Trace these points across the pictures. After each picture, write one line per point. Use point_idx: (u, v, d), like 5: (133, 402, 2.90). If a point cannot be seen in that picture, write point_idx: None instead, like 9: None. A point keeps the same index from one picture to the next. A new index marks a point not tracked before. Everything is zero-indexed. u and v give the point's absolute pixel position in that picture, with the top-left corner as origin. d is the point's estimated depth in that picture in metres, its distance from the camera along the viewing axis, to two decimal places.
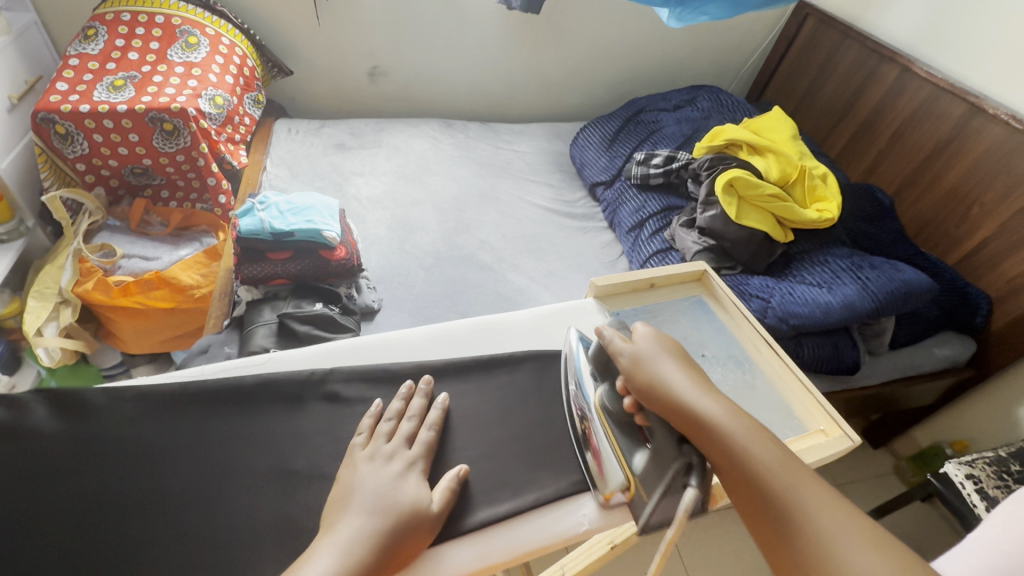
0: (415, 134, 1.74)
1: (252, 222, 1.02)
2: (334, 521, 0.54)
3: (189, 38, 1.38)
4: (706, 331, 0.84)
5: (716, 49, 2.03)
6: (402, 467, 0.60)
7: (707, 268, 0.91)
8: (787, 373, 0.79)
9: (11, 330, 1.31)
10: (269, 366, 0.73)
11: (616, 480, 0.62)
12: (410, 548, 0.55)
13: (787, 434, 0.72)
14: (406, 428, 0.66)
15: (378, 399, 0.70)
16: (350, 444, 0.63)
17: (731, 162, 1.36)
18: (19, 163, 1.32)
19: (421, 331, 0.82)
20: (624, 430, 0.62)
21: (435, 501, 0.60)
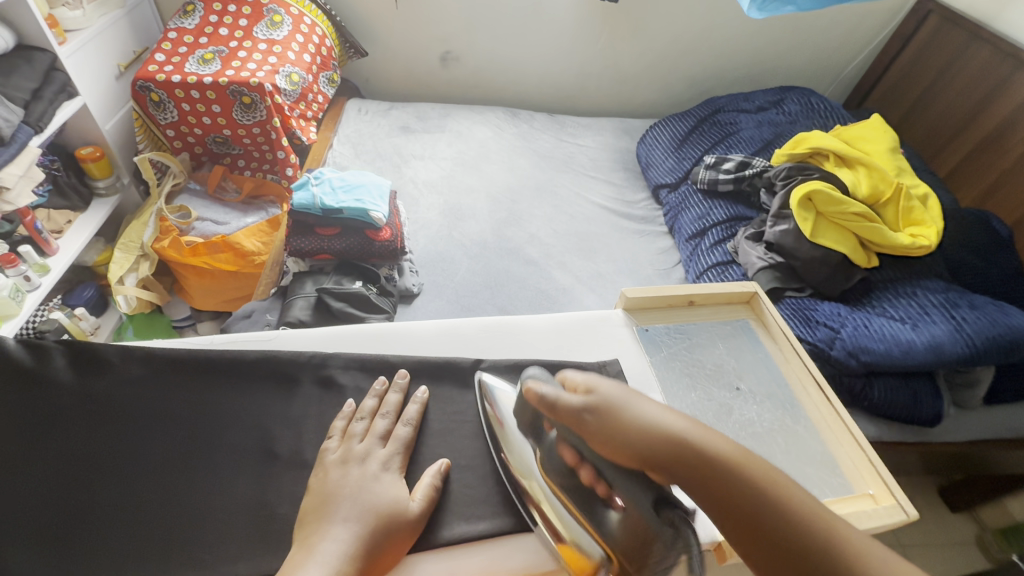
0: (480, 121, 1.73)
1: (305, 196, 1.05)
2: (320, 527, 0.55)
3: (274, 16, 1.45)
4: (746, 361, 0.77)
5: (814, 47, 1.84)
6: (379, 469, 0.62)
7: (758, 290, 0.81)
8: (836, 422, 0.70)
9: (103, 276, 1.46)
10: (274, 343, 0.75)
11: (592, 554, 0.55)
12: (389, 549, 0.56)
13: (827, 490, 0.64)
14: (380, 426, 0.66)
15: (348, 402, 0.69)
16: (322, 448, 0.64)
17: (813, 173, 1.23)
18: (122, 126, 1.46)
19: (430, 324, 0.80)
20: (577, 497, 0.57)
21: (416, 500, 0.61)
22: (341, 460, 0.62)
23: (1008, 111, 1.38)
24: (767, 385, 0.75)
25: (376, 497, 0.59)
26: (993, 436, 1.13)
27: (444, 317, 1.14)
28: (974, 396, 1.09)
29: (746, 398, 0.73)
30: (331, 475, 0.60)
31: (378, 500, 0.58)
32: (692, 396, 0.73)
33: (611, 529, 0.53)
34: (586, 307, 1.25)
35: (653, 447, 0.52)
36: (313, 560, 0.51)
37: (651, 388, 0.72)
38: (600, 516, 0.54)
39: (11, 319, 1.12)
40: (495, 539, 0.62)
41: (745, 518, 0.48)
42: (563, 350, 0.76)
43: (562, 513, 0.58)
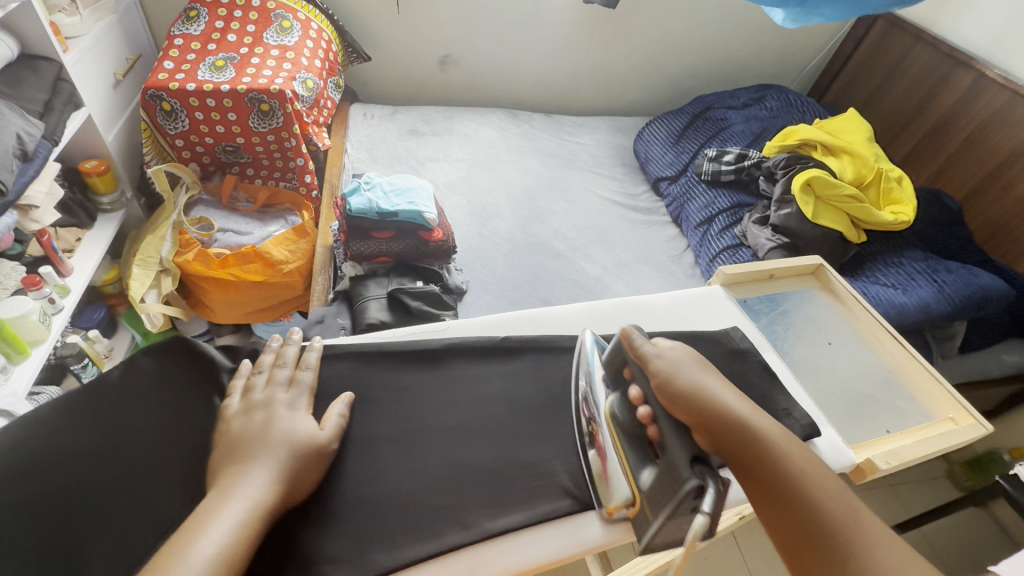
0: (484, 122, 1.78)
1: (361, 202, 1.06)
2: (234, 467, 0.52)
3: (283, 22, 1.42)
4: (829, 324, 0.81)
5: (779, 47, 2.03)
6: (286, 409, 0.59)
7: (823, 261, 0.85)
8: (914, 365, 0.75)
9: (109, 296, 1.39)
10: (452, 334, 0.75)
11: (621, 495, 0.57)
12: (301, 475, 0.55)
13: (917, 420, 0.71)
14: (284, 373, 0.63)
15: (245, 361, 0.65)
16: (221, 405, 0.58)
17: (808, 162, 1.38)
18: (122, 137, 1.39)
19: (573, 307, 0.79)
20: (633, 444, 0.57)
21: (328, 433, 0.59)
22: (245, 409, 0.58)
23: (952, 102, 1.60)
24: (853, 347, 0.79)
25: (294, 432, 0.56)
26: (967, 380, 1.33)
27: (494, 311, 1.19)
28: (952, 347, 1.27)
29: (842, 351, 0.78)
30: (235, 423, 0.56)
31: (291, 434, 0.56)
32: (794, 351, 0.76)
33: (646, 478, 0.55)
34: (618, 294, 1.34)
35: (706, 408, 0.54)
36: (233, 500, 0.49)
37: (769, 348, 0.73)
38: (639, 464, 0.56)
39: (39, 344, 1.06)
40: (584, 514, 0.61)
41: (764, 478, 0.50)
42: (688, 322, 0.75)
43: (616, 478, 0.58)
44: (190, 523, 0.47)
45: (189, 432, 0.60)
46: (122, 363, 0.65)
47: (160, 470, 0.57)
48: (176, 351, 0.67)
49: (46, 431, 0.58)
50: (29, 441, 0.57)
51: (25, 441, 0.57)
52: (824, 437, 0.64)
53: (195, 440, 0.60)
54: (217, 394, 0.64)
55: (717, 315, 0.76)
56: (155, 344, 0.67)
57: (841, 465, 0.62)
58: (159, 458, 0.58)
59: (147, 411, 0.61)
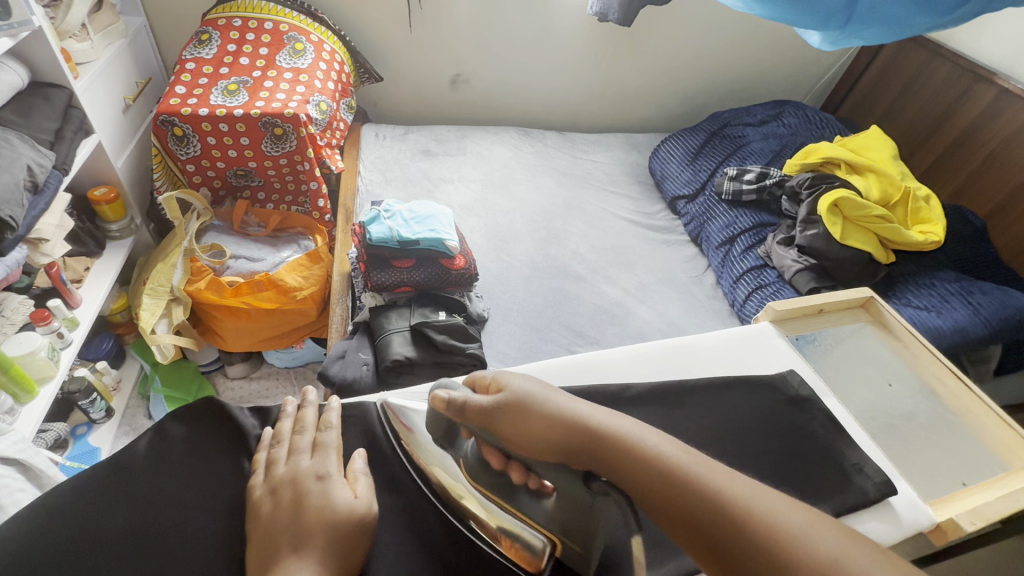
0: (496, 141, 1.76)
1: (381, 230, 1.03)
2: (277, 562, 0.49)
3: (296, 44, 1.40)
4: (878, 362, 0.77)
5: (791, 62, 2.02)
6: (317, 478, 0.56)
7: (873, 293, 0.81)
8: (977, 405, 0.71)
9: (117, 325, 1.34)
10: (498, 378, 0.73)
11: (534, 542, 0.55)
12: (349, 555, 0.52)
13: (990, 468, 0.66)
14: (305, 440, 0.61)
15: (266, 430, 0.63)
16: (247, 484, 0.57)
17: (834, 182, 1.35)
18: (132, 162, 1.36)
19: (618, 350, 0.71)
20: (507, 492, 0.56)
21: (361, 495, 0.56)
22: (272, 487, 0.56)
23: (972, 117, 1.58)
24: (906, 384, 0.75)
25: (331, 507, 0.53)
26: (1002, 403, 1.29)
27: (517, 339, 1.16)
28: (988, 369, 1.23)
29: (903, 393, 0.74)
30: (265, 506, 0.55)
31: (328, 510, 0.53)
32: (852, 398, 0.73)
33: (545, 510, 0.54)
34: (642, 318, 1.30)
35: (563, 432, 0.54)
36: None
37: (828, 393, 0.69)
38: (530, 505, 0.55)
39: (48, 381, 1.02)
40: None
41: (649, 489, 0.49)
42: (743, 365, 0.71)
43: (520, 528, 0.55)
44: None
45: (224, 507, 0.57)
46: (152, 431, 0.61)
47: (197, 551, 0.53)
48: (209, 414, 0.64)
49: (73, 508, 0.54)
50: (49, 525, 0.53)
51: (53, 517, 0.54)
52: (899, 494, 0.61)
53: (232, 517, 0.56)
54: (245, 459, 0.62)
55: (770, 357, 0.73)
56: (185, 407, 0.64)
57: (921, 525, 0.59)
58: (194, 538, 0.54)
59: (180, 483, 0.58)
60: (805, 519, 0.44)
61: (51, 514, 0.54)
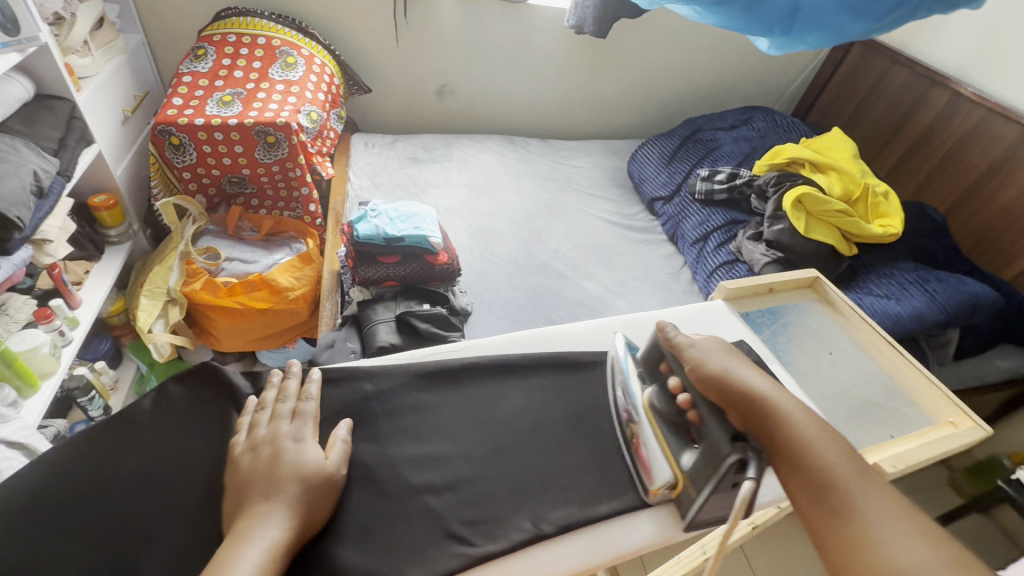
0: (481, 148, 1.84)
1: (368, 228, 1.10)
2: (247, 507, 0.53)
3: (287, 58, 1.48)
4: (826, 332, 0.83)
5: (763, 71, 2.12)
6: (291, 440, 0.59)
7: (818, 274, 0.88)
8: (910, 370, 0.77)
9: (114, 327, 1.38)
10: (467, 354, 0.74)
11: (662, 478, 0.61)
12: (314, 506, 0.55)
13: (919, 424, 0.72)
14: (287, 407, 0.63)
15: (252, 397, 0.65)
16: (230, 443, 0.60)
17: (797, 180, 1.43)
18: (130, 171, 1.42)
19: (580, 325, 0.82)
20: (672, 429, 0.62)
21: (334, 460, 0.60)
22: (252, 445, 0.59)
23: (930, 119, 1.67)
24: (844, 349, 0.81)
25: (301, 465, 0.57)
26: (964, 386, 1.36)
27: (500, 331, 1.21)
28: (946, 354, 1.31)
29: (844, 360, 0.80)
30: (244, 460, 0.57)
31: (300, 467, 0.57)
32: (798, 363, 0.78)
33: (687, 458, 0.60)
34: (620, 312, 1.36)
35: (730, 388, 0.58)
36: (252, 543, 0.50)
37: (774, 359, 0.75)
38: (681, 447, 0.61)
39: (49, 377, 1.07)
40: (625, 517, 0.63)
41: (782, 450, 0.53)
42: (694, 334, 0.77)
43: (656, 458, 0.62)
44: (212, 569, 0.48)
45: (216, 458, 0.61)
46: (155, 391, 0.66)
47: (192, 491, 0.58)
48: (204, 376, 0.68)
49: (80, 459, 0.59)
50: (63, 473, 0.58)
51: (65, 465, 0.59)
52: None
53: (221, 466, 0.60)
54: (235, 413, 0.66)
55: (721, 329, 0.78)
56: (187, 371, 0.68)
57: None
58: (184, 486, 0.58)
59: (178, 437, 0.63)
60: (905, 528, 0.45)
61: (63, 462, 0.59)
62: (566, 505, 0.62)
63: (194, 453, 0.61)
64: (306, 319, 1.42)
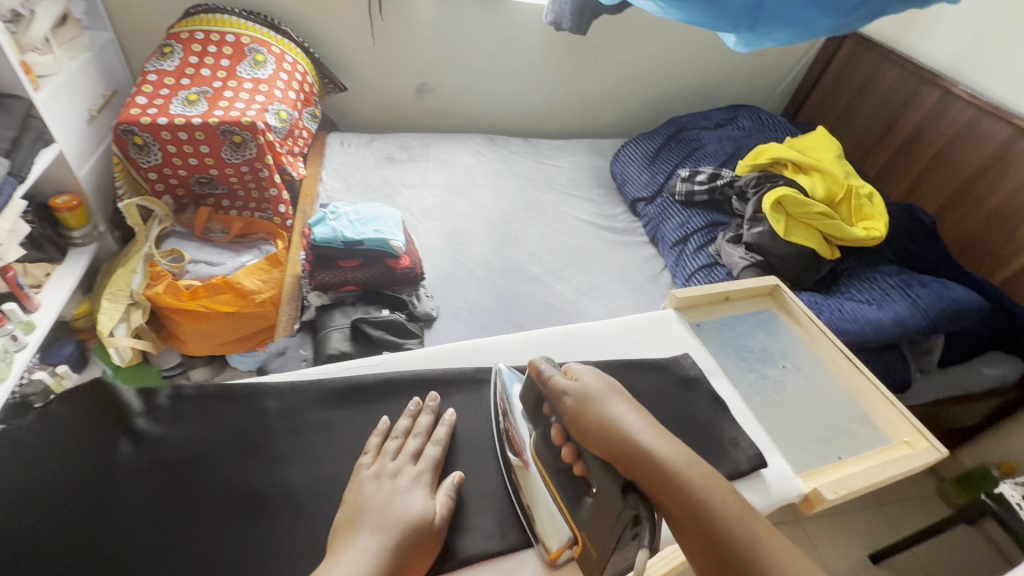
0: (461, 148, 1.80)
1: (326, 231, 1.06)
2: (350, 538, 0.55)
3: (256, 55, 1.45)
4: (783, 345, 0.79)
5: (752, 68, 2.06)
6: (409, 483, 0.61)
7: (779, 282, 0.84)
8: (865, 385, 0.74)
9: (81, 330, 1.37)
10: (386, 368, 0.75)
11: (562, 535, 0.61)
12: (414, 555, 0.56)
13: (873, 443, 0.69)
14: (412, 445, 0.66)
15: (381, 420, 0.68)
16: (356, 463, 0.64)
17: (778, 181, 1.39)
18: (96, 171, 1.39)
19: (517, 336, 0.80)
20: (563, 479, 0.60)
21: (438, 512, 0.60)
22: (377, 472, 0.62)
23: (920, 118, 1.62)
24: (799, 361, 0.78)
25: (403, 509, 0.58)
26: (949, 395, 1.31)
27: (466, 337, 1.18)
28: (931, 361, 1.26)
29: (797, 375, 0.76)
30: (364, 487, 0.60)
31: (404, 512, 0.58)
32: (748, 378, 0.75)
33: (582, 511, 0.57)
34: (593, 317, 1.33)
35: (611, 441, 0.55)
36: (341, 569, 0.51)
37: (717, 374, 0.73)
38: (577, 498, 0.58)
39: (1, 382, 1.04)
40: (519, 552, 0.62)
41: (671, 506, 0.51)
42: (636, 350, 0.74)
43: (556, 516, 0.61)
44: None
45: (91, 493, 0.60)
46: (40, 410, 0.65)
47: (62, 525, 0.57)
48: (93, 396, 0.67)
49: None
50: None
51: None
52: (772, 467, 0.65)
53: (99, 501, 0.59)
54: (121, 438, 0.64)
55: (666, 341, 0.76)
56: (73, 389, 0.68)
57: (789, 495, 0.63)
58: (59, 517, 0.58)
59: (53, 470, 0.61)
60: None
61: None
62: (485, 531, 0.61)
63: (71, 488, 0.60)
64: (272, 324, 1.38)
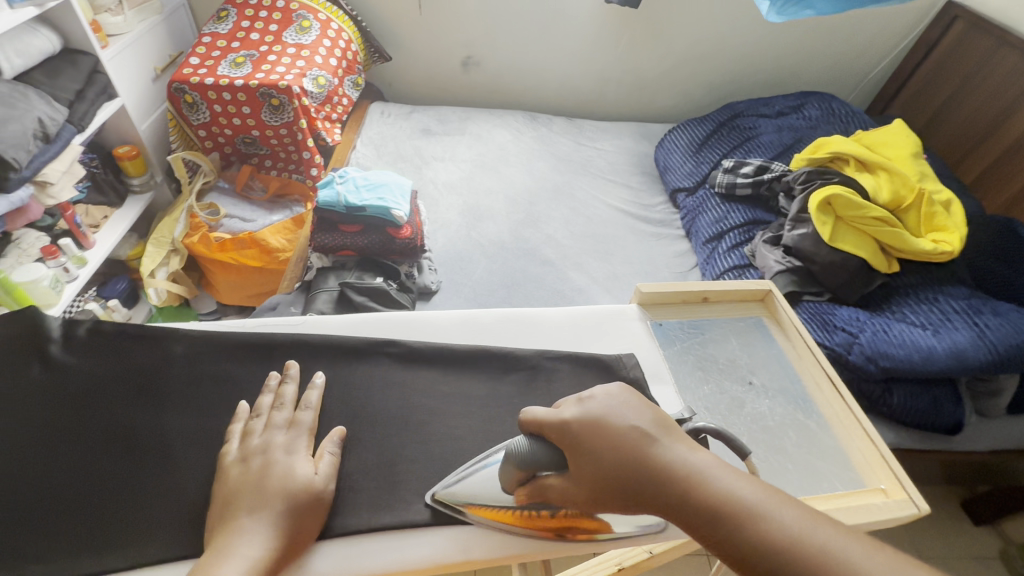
0: (499, 124, 1.77)
1: (329, 194, 1.08)
2: (229, 522, 0.48)
3: (303, 22, 1.49)
4: (760, 357, 0.71)
5: (839, 51, 1.82)
6: (283, 455, 0.53)
7: (772, 288, 0.74)
8: (847, 417, 0.63)
9: (135, 270, 1.52)
10: (303, 329, 0.68)
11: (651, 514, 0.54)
12: (299, 530, 0.50)
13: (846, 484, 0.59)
14: (280, 418, 0.57)
15: (243, 402, 0.59)
16: (221, 451, 0.54)
17: (833, 178, 1.22)
18: (157, 126, 1.52)
19: (450, 313, 0.72)
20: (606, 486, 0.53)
21: (322, 474, 0.54)
22: (242, 456, 0.53)
23: None
24: (780, 381, 0.69)
25: (286, 480, 0.51)
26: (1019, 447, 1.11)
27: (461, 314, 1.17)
28: (998, 405, 1.07)
29: (760, 396, 0.67)
30: (230, 473, 0.52)
31: (287, 482, 0.51)
32: (702, 389, 0.67)
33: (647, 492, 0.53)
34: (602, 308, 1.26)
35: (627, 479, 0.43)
36: (228, 561, 0.45)
37: (662, 380, 0.64)
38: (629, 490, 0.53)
39: (52, 307, 1.18)
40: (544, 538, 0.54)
41: (718, 547, 0.38)
42: (579, 344, 0.68)
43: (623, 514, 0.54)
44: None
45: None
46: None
47: None
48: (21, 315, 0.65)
49: None
50: None
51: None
52: None
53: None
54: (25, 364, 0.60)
55: (619, 339, 0.69)
56: None
57: None
58: None
59: None
60: None
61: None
62: None
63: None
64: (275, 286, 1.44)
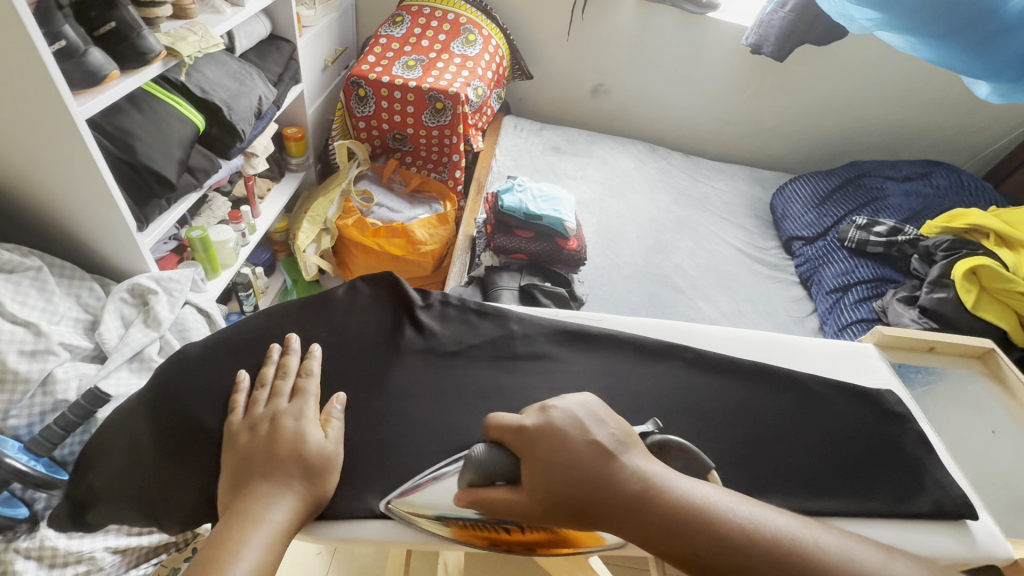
0: (622, 151, 1.85)
1: (513, 201, 1.17)
2: (245, 489, 0.45)
3: (469, 35, 1.60)
4: (984, 410, 0.76)
5: (957, 125, 1.87)
6: (294, 421, 0.50)
7: (995, 347, 0.74)
8: None
9: (275, 242, 1.61)
10: (605, 326, 0.66)
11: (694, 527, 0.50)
12: (315, 493, 0.47)
13: None
14: (283, 385, 0.53)
15: (243, 372, 0.55)
16: (226, 420, 0.51)
17: (976, 249, 1.28)
18: (318, 112, 1.62)
19: (717, 328, 0.68)
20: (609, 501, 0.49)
21: (330, 438, 0.51)
22: (251, 422, 0.50)
23: None
24: (1005, 438, 0.75)
25: (303, 450, 0.48)
26: None
27: None
28: None
29: (998, 442, 0.75)
30: (241, 438, 0.49)
31: (300, 448, 0.48)
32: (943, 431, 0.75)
33: None
34: None
35: (584, 488, 0.43)
36: (253, 526, 0.42)
37: (924, 418, 0.62)
38: None
39: (228, 268, 1.26)
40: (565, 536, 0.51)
41: (673, 550, 0.41)
42: (840, 372, 0.65)
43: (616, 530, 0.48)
44: (208, 552, 0.40)
45: (373, 358, 0.60)
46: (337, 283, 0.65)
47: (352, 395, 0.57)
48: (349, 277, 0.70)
49: (286, 324, 0.61)
50: (261, 344, 0.59)
51: (219, 353, 0.57)
52: (979, 522, 0.54)
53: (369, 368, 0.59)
54: (407, 325, 0.63)
55: (869, 374, 0.67)
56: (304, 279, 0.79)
57: (996, 558, 0.53)
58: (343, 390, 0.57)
59: (343, 332, 0.61)
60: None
61: (215, 350, 0.58)
62: None
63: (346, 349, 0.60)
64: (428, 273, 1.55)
